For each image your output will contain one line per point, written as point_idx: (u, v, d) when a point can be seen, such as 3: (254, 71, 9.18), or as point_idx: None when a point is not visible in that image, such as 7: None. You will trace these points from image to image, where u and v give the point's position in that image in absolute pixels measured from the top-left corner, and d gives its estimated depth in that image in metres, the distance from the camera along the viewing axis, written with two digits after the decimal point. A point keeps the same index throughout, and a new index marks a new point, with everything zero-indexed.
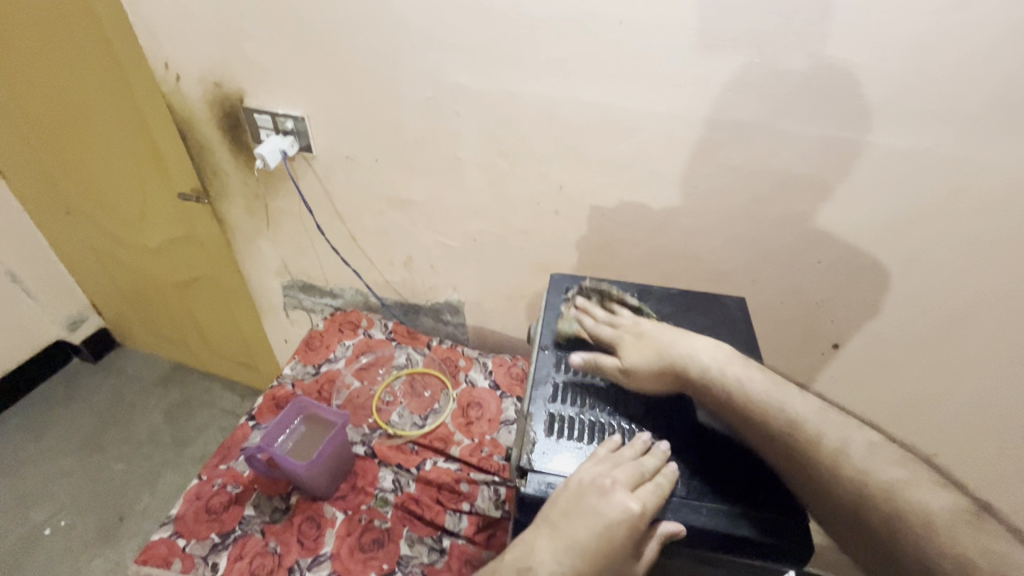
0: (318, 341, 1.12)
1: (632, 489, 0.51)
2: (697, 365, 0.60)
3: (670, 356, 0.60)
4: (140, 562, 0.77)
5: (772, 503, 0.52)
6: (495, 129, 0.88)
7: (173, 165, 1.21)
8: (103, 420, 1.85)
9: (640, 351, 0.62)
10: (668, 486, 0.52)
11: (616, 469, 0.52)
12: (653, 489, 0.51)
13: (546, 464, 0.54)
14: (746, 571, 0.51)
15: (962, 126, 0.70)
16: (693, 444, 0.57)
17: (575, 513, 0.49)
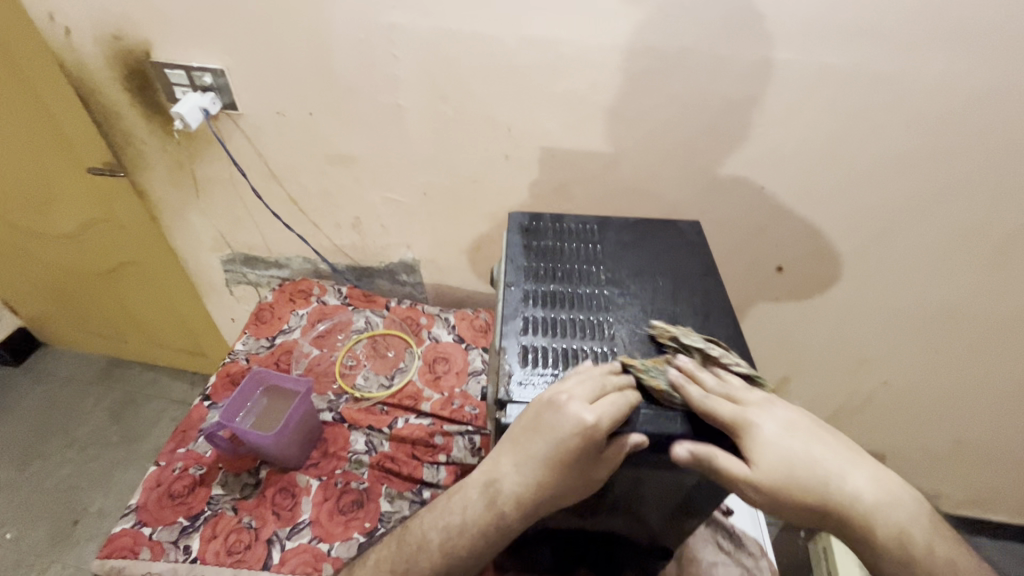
0: (268, 313, 1.07)
1: (590, 403, 0.47)
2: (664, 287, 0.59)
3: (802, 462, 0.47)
4: (104, 556, 0.73)
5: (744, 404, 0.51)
6: (436, 73, 0.84)
7: (76, 137, 1.08)
8: (37, 427, 1.72)
9: (772, 455, 0.47)
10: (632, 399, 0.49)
11: (575, 385, 0.48)
12: (613, 401, 0.48)
13: (517, 395, 0.50)
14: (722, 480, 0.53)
15: (887, 40, 0.73)
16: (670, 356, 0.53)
17: (530, 427, 0.48)
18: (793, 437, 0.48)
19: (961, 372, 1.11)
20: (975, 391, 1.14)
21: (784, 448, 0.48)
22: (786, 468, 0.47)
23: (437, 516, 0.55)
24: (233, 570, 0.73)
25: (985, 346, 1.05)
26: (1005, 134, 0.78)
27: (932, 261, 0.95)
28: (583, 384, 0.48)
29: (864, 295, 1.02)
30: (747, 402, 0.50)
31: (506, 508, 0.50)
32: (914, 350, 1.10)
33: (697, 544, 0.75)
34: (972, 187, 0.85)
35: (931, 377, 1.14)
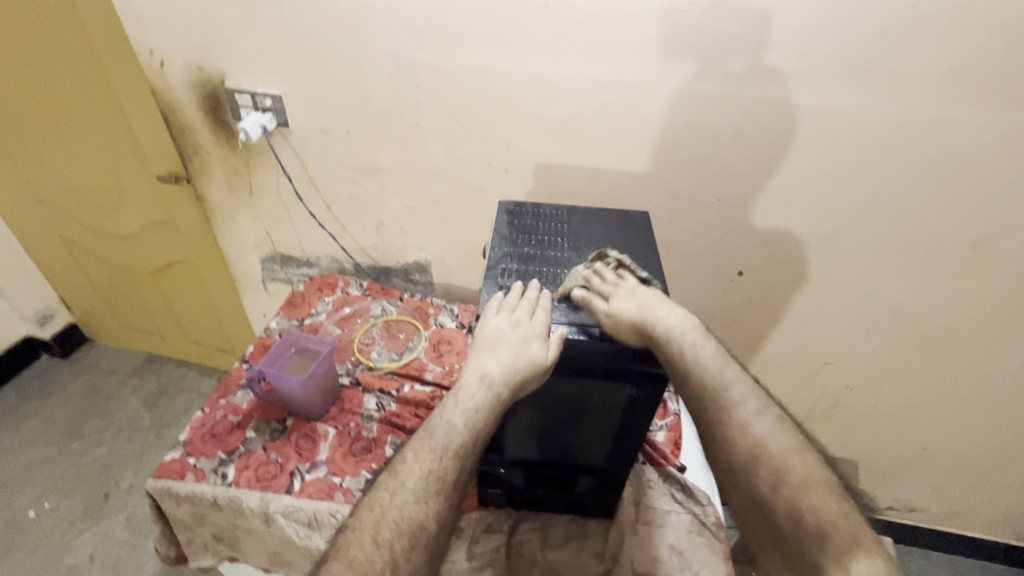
0: (300, 299, 1.24)
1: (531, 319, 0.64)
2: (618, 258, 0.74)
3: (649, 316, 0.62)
4: (157, 477, 0.89)
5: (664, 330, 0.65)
6: (450, 100, 1.04)
7: (153, 149, 1.31)
8: (79, 410, 1.89)
9: (624, 305, 0.62)
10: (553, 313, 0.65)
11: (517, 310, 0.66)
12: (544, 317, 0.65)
13: (487, 315, 0.68)
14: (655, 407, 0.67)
15: (809, 80, 0.91)
16: None
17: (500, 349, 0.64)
18: (644, 303, 0.63)
19: (909, 373, 1.24)
20: (925, 393, 1.26)
21: (638, 309, 0.62)
22: (631, 313, 0.62)
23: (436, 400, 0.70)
24: (260, 493, 0.87)
25: (927, 348, 1.18)
26: (913, 157, 0.95)
27: (870, 266, 1.09)
28: (525, 304, 0.66)
29: (817, 298, 1.17)
30: (620, 288, 0.65)
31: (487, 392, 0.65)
32: (866, 351, 1.23)
33: (654, 495, 0.88)
34: (893, 202, 1.01)
35: (884, 378, 1.26)
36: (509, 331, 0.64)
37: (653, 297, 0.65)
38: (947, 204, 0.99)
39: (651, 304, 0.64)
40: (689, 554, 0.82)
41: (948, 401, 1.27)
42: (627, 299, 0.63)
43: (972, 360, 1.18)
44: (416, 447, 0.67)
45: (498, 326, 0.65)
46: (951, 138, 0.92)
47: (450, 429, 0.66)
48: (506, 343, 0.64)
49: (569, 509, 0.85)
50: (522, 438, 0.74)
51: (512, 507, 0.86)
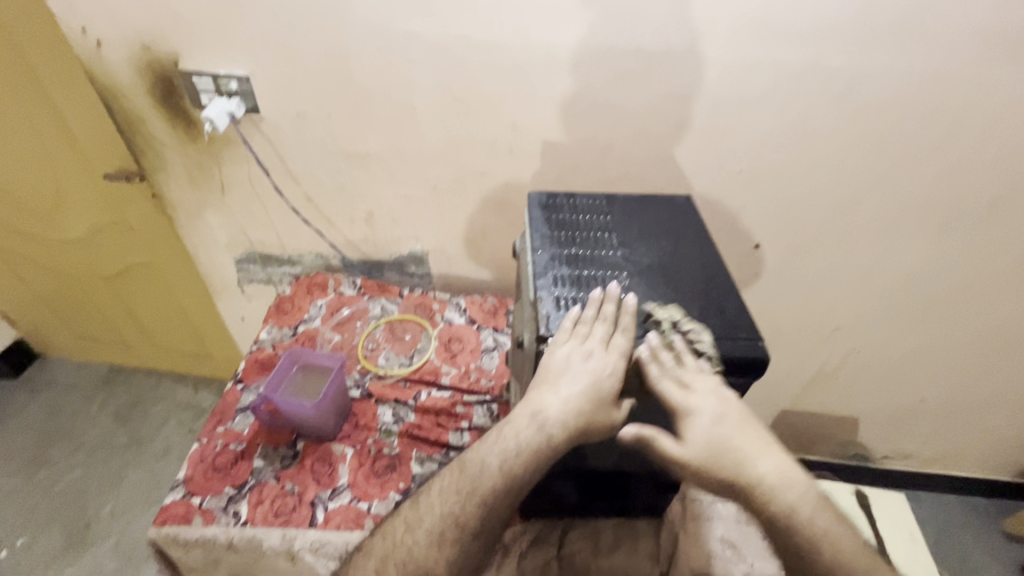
0: (289, 304, 1.13)
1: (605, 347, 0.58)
2: (670, 251, 0.68)
3: (723, 447, 0.57)
4: (160, 524, 0.79)
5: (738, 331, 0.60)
6: (447, 75, 0.93)
7: (96, 143, 1.13)
8: (41, 435, 1.72)
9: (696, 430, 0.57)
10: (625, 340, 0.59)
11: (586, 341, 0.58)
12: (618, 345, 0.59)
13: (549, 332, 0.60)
14: None
15: (839, 40, 0.84)
16: (668, 300, 0.62)
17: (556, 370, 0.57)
18: (725, 427, 0.57)
19: (918, 334, 1.24)
20: (932, 352, 1.28)
21: (712, 432, 0.57)
22: (709, 437, 0.57)
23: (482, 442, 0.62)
24: (282, 530, 0.79)
25: (936, 310, 1.19)
26: (940, 119, 0.91)
27: (889, 231, 1.07)
28: (601, 325, 0.59)
29: (833, 266, 1.14)
30: (689, 382, 0.57)
31: (540, 427, 0.59)
32: (878, 316, 1.22)
33: (698, 486, 0.85)
34: (917, 165, 0.97)
35: (893, 339, 1.26)
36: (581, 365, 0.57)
37: (735, 412, 0.58)
38: (970, 166, 0.96)
39: (734, 429, 0.58)
40: (741, 544, 0.79)
41: (952, 358, 1.28)
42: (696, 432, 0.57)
43: (981, 318, 1.19)
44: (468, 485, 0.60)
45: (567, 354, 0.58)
46: (982, 97, 0.88)
47: (505, 456, 0.59)
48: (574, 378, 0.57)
49: (616, 512, 0.81)
50: (577, 451, 0.68)
51: (558, 516, 0.81)
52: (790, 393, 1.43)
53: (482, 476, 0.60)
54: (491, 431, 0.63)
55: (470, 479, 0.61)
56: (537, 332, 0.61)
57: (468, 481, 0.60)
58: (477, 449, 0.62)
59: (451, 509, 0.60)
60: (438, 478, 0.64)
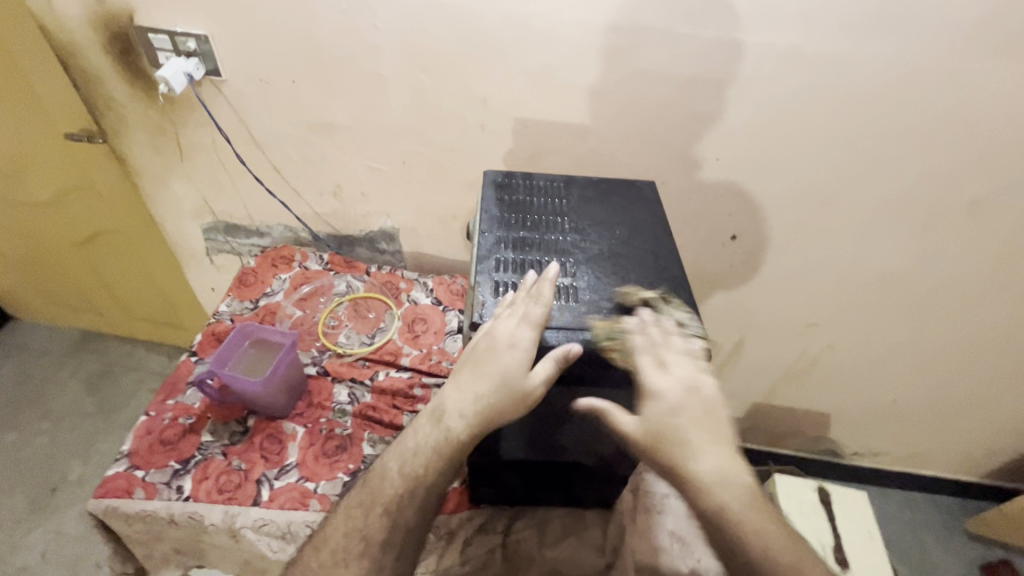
0: (252, 277, 1.10)
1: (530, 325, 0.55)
2: (625, 239, 0.65)
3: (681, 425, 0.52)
4: (100, 496, 0.78)
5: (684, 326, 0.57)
6: (415, 44, 0.89)
7: (55, 102, 1.09)
8: (10, 398, 1.71)
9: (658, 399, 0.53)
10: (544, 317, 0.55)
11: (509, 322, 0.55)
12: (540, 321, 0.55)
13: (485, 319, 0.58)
14: None
15: (824, 24, 0.80)
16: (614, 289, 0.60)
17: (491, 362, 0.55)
18: (684, 415, 0.52)
19: (893, 333, 1.22)
20: (905, 351, 1.26)
21: (673, 415, 0.52)
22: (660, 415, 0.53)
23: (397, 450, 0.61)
24: (224, 507, 0.78)
25: (911, 309, 1.17)
26: (927, 112, 0.87)
27: (869, 228, 1.04)
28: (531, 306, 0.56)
29: (811, 263, 1.11)
30: (660, 357, 0.54)
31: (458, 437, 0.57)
32: (854, 314, 1.20)
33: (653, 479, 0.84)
34: (898, 161, 0.94)
35: (867, 338, 1.25)
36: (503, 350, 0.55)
37: (694, 402, 0.53)
38: (955, 163, 0.92)
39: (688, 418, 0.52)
40: (692, 540, 0.78)
41: (926, 358, 1.27)
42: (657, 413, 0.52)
43: (956, 320, 1.17)
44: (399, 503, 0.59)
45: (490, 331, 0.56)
46: (970, 91, 0.84)
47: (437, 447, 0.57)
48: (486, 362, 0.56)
49: (564, 502, 0.80)
50: (523, 443, 0.67)
51: (507, 503, 0.80)
52: (763, 388, 1.42)
53: (394, 488, 0.59)
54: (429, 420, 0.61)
55: (381, 490, 0.59)
56: (472, 319, 0.59)
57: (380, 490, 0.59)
58: (393, 461, 0.60)
59: (361, 521, 0.59)
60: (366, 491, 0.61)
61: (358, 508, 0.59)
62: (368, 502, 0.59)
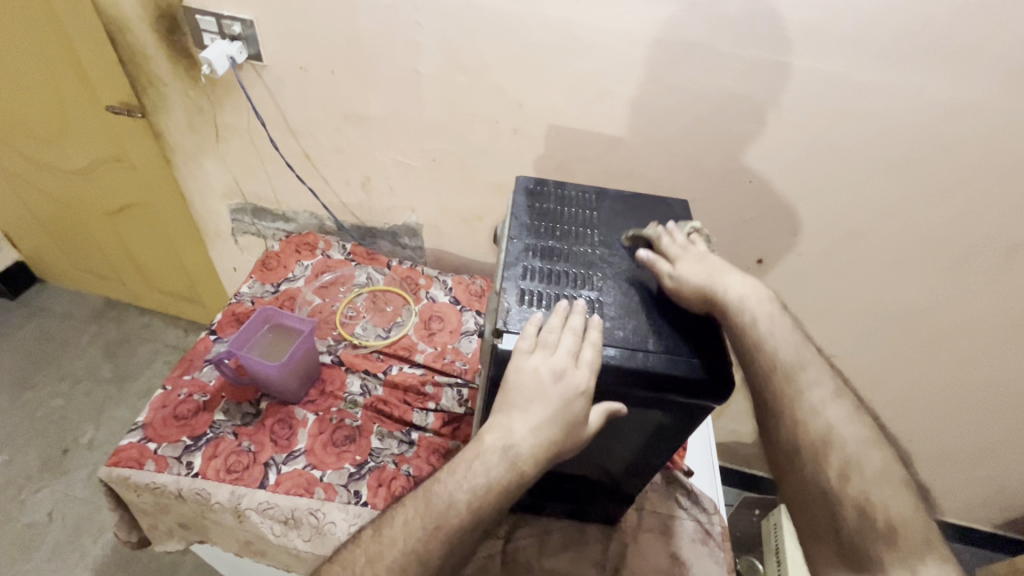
0: (275, 261, 1.12)
1: (578, 361, 0.53)
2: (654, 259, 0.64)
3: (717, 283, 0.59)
4: (113, 465, 0.79)
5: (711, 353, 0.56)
6: (456, 45, 0.89)
7: (99, 75, 1.11)
8: (31, 358, 1.75)
9: (693, 268, 0.60)
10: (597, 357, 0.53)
11: (553, 356, 0.52)
12: (590, 358, 0.53)
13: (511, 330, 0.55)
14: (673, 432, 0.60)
15: (871, 54, 0.79)
16: (639, 310, 0.59)
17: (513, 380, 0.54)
18: (715, 265, 0.61)
19: (915, 371, 1.19)
20: (925, 391, 1.23)
21: (709, 265, 0.60)
22: (698, 278, 0.59)
23: (460, 478, 0.53)
24: (231, 486, 0.79)
25: (937, 348, 1.13)
26: (972, 150, 0.85)
27: (900, 263, 1.02)
28: (569, 336, 0.54)
29: (837, 293, 1.09)
30: (699, 250, 0.62)
31: (524, 465, 0.52)
32: (876, 347, 1.17)
33: (658, 499, 0.84)
34: (941, 198, 0.91)
35: (887, 373, 1.22)
36: (551, 387, 0.52)
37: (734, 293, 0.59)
38: (996, 205, 0.90)
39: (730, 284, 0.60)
40: (692, 565, 0.78)
41: (947, 401, 1.24)
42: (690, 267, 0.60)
43: (982, 364, 1.14)
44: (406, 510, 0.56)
45: (535, 369, 0.52)
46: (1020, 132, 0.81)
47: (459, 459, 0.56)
48: (547, 403, 0.52)
49: (568, 513, 0.79)
50: None
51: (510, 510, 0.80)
52: None
53: (460, 516, 0.53)
54: None
55: (446, 517, 0.53)
56: (495, 325, 0.56)
57: (441, 516, 0.53)
58: (459, 490, 0.53)
59: (417, 546, 0.53)
60: (403, 507, 0.56)
61: (419, 532, 0.53)
62: (416, 518, 0.54)
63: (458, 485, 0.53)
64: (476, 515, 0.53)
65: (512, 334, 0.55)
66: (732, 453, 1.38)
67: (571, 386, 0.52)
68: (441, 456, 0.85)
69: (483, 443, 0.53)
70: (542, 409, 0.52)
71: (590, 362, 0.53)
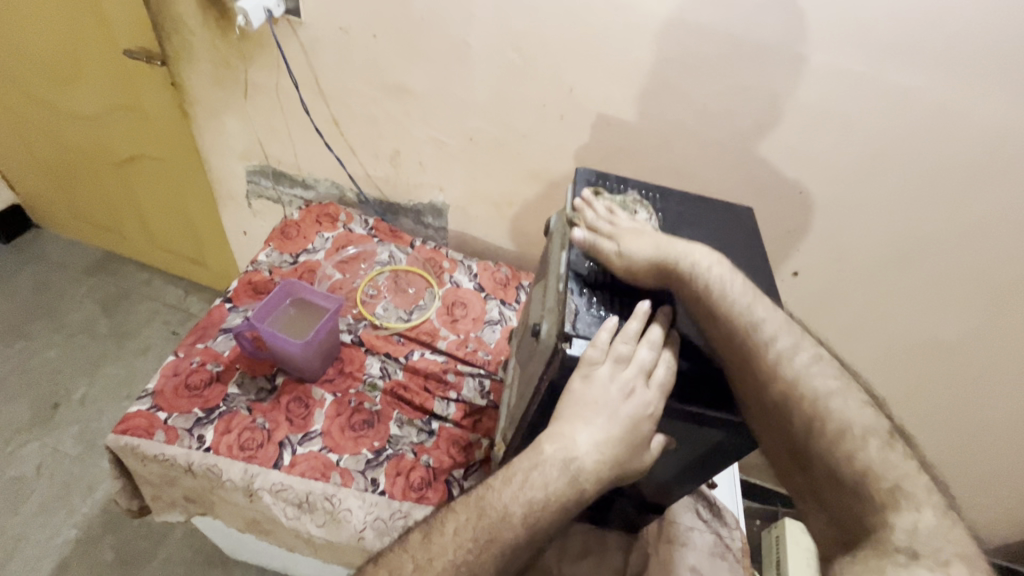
0: (294, 230, 1.07)
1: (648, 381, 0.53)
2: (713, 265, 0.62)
3: (669, 251, 0.57)
4: (120, 433, 0.76)
5: None
6: (511, 21, 0.84)
7: (119, 15, 1.04)
8: (26, 305, 1.69)
9: (640, 242, 0.58)
10: (668, 380, 0.53)
11: (626, 371, 0.52)
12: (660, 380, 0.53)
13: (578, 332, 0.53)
14: (721, 451, 0.58)
15: (957, 72, 0.73)
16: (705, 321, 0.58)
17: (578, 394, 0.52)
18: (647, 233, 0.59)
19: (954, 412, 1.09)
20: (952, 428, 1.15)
21: (636, 236, 0.59)
22: (644, 251, 0.57)
23: (516, 489, 0.51)
24: (245, 465, 0.76)
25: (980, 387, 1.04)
26: None
27: None
28: (645, 351, 0.53)
29: None
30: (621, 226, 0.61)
31: (584, 483, 0.52)
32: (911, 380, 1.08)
33: (678, 510, 0.81)
34: (1010, 233, 0.84)
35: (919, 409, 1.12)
36: (619, 402, 0.52)
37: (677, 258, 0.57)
38: None
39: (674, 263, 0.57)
40: None
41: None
42: (629, 244, 0.58)
43: None
44: (453, 515, 0.52)
45: (604, 385, 0.52)
46: None
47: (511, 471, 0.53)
48: (616, 424, 0.52)
49: (590, 519, 0.77)
50: None
51: None
52: None
53: (513, 531, 0.50)
54: None
55: (500, 531, 0.50)
56: (561, 327, 0.54)
57: (495, 529, 0.50)
58: (514, 502, 0.51)
59: (468, 558, 0.49)
60: (452, 514, 0.52)
61: (469, 544, 0.50)
62: (464, 526, 0.51)
63: (514, 496, 0.51)
64: (530, 530, 0.50)
65: (580, 340, 0.53)
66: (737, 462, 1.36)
67: (640, 408, 0.53)
68: (461, 449, 0.82)
69: (542, 453, 0.52)
70: (606, 427, 0.52)
71: (662, 384, 0.53)
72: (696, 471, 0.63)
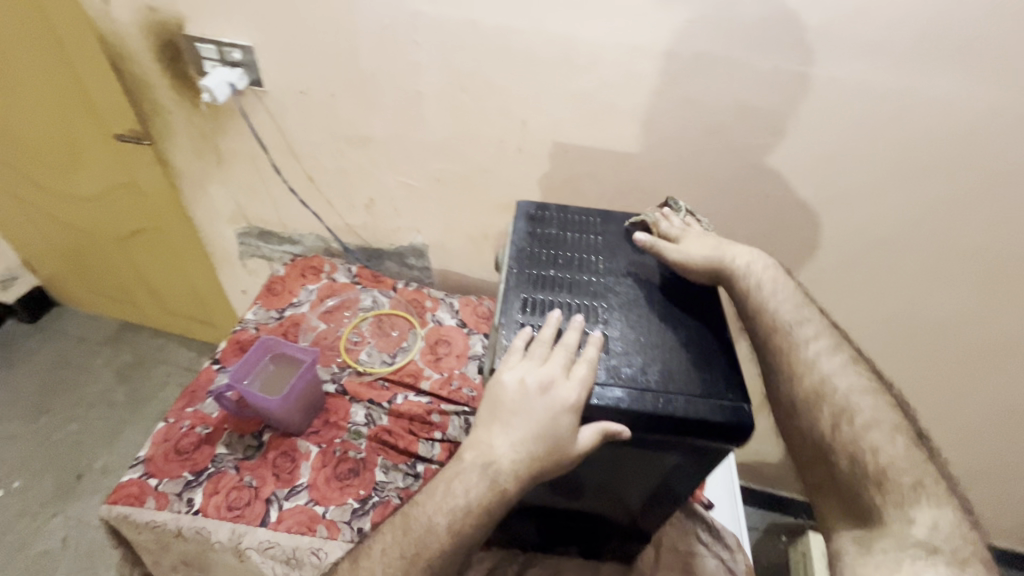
0: (279, 286, 1.10)
1: (568, 375, 0.53)
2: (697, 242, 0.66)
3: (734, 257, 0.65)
4: (112, 502, 0.78)
5: (724, 392, 0.53)
6: (456, 66, 0.87)
7: (105, 103, 1.12)
8: (49, 383, 1.77)
9: (698, 243, 0.66)
10: (587, 374, 0.53)
11: (544, 367, 0.53)
12: (580, 381, 0.52)
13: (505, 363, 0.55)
14: (686, 474, 0.57)
15: (893, 58, 0.72)
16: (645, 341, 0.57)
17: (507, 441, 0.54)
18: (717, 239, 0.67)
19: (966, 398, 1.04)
20: (971, 416, 1.09)
21: (706, 243, 0.66)
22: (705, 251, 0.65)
23: (439, 501, 0.55)
24: (232, 524, 0.77)
25: (984, 367, 1.01)
26: None
27: None
28: (561, 353, 0.54)
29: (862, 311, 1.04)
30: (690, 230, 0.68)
31: (505, 486, 0.53)
32: (913, 370, 1.05)
33: (675, 535, 0.79)
34: (981, 212, 0.82)
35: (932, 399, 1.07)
36: (535, 399, 0.52)
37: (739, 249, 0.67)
38: None
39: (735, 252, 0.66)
40: None
41: (999, 429, 1.09)
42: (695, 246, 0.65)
43: None
44: (381, 538, 0.58)
45: (521, 382, 0.53)
46: None
47: (432, 524, 0.55)
48: (533, 416, 0.52)
49: (581, 553, 0.75)
50: (549, 484, 0.62)
51: (519, 548, 0.76)
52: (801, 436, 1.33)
53: (439, 543, 0.54)
54: (439, 482, 0.57)
55: (425, 543, 0.54)
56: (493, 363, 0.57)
57: (422, 543, 0.55)
58: (437, 513, 0.55)
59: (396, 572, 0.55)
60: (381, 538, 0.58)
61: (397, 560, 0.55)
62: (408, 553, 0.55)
63: (438, 509, 0.55)
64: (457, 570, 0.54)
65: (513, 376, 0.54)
66: (756, 473, 1.32)
67: (558, 401, 0.52)
68: None
69: (464, 461, 0.55)
70: (529, 467, 0.53)
71: (584, 379, 0.52)
72: (668, 497, 0.62)
